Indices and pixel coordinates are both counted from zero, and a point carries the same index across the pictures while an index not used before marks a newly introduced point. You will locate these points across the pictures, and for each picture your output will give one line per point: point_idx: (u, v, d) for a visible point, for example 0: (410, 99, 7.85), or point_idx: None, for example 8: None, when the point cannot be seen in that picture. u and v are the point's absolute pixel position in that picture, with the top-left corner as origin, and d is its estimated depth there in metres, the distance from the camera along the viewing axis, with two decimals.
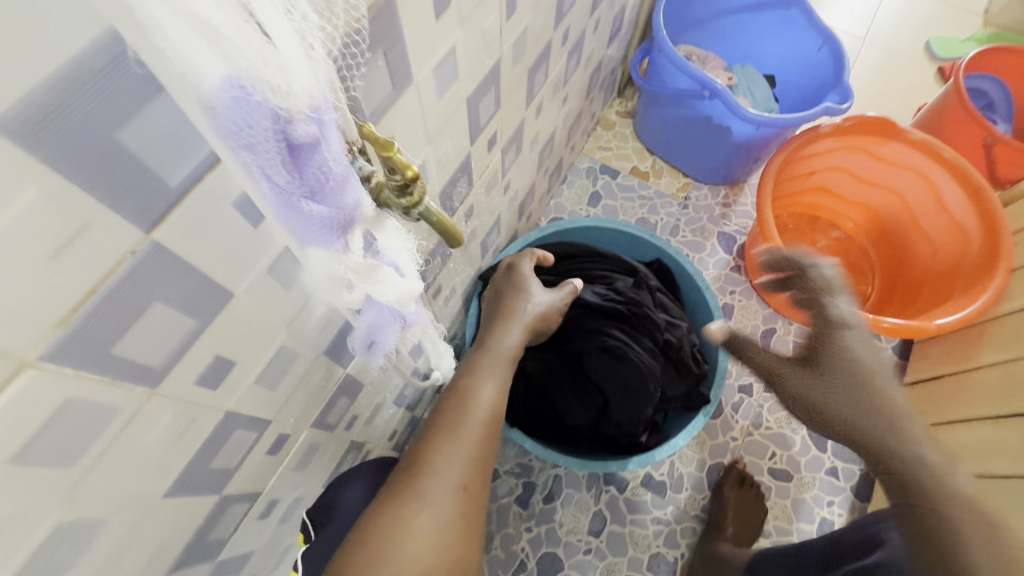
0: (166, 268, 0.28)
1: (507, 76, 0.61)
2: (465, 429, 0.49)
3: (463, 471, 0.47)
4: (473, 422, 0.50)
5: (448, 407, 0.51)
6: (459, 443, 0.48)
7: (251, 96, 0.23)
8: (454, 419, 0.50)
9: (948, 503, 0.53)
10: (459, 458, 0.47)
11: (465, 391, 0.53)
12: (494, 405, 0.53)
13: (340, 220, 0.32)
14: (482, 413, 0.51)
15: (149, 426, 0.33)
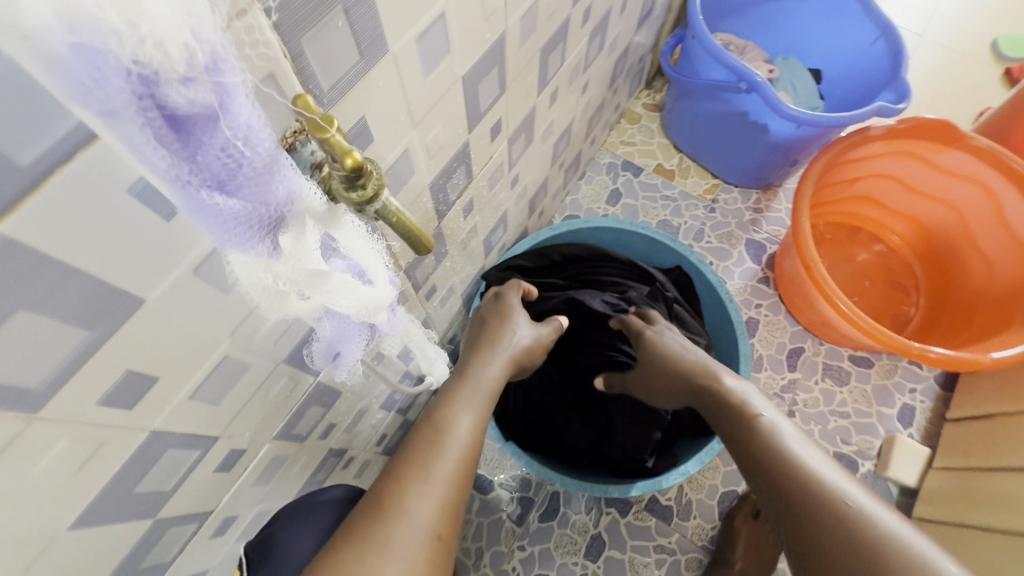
0: (30, 271, 0.22)
1: (513, 55, 0.54)
2: (438, 464, 0.44)
3: (433, 512, 0.41)
4: (447, 457, 0.45)
5: (419, 439, 0.46)
6: (430, 482, 0.43)
7: (95, 44, 0.16)
8: (424, 454, 0.45)
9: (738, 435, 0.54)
10: (429, 498, 0.42)
11: (440, 423, 0.48)
12: (472, 439, 0.48)
13: (263, 218, 0.25)
14: (458, 447, 0.46)
15: (36, 455, 0.27)
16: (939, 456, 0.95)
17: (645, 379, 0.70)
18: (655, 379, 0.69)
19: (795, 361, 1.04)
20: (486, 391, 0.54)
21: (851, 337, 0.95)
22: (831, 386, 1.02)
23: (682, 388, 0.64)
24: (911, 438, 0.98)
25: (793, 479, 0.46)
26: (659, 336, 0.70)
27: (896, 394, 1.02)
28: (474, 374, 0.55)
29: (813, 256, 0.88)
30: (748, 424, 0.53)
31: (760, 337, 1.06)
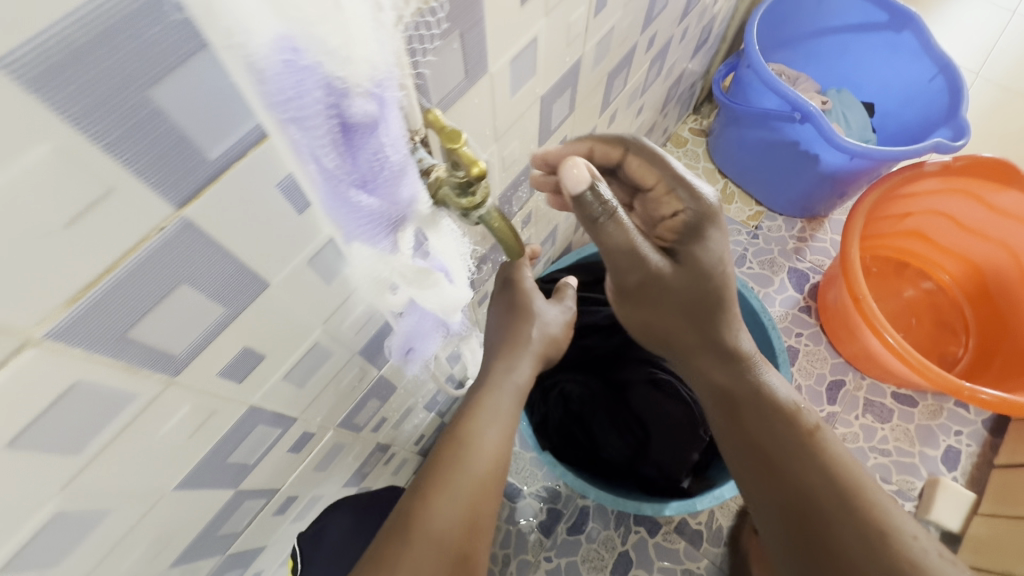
0: (198, 251, 0.25)
1: (585, 77, 0.56)
2: (456, 484, 0.47)
3: (452, 533, 0.45)
4: (465, 477, 0.48)
5: (443, 458, 0.48)
6: (449, 502, 0.46)
7: (306, 61, 0.19)
8: (447, 469, 0.48)
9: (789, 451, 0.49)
10: (447, 519, 0.45)
11: (465, 439, 0.49)
12: (493, 457, 0.50)
13: (390, 215, 0.29)
14: (479, 467, 0.48)
15: (166, 417, 0.30)
16: (986, 502, 0.92)
17: (683, 280, 0.46)
18: (701, 290, 0.47)
19: (835, 394, 1.03)
20: (516, 401, 0.55)
21: (897, 373, 0.94)
22: (871, 421, 1.00)
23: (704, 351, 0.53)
24: (956, 482, 0.95)
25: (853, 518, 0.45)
26: (719, 234, 0.47)
27: (940, 435, 0.99)
28: (499, 387, 0.54)
29: (862, 288, 0.87)
30: (805, 449, 0.49)
31: (800, 366, 1.05)
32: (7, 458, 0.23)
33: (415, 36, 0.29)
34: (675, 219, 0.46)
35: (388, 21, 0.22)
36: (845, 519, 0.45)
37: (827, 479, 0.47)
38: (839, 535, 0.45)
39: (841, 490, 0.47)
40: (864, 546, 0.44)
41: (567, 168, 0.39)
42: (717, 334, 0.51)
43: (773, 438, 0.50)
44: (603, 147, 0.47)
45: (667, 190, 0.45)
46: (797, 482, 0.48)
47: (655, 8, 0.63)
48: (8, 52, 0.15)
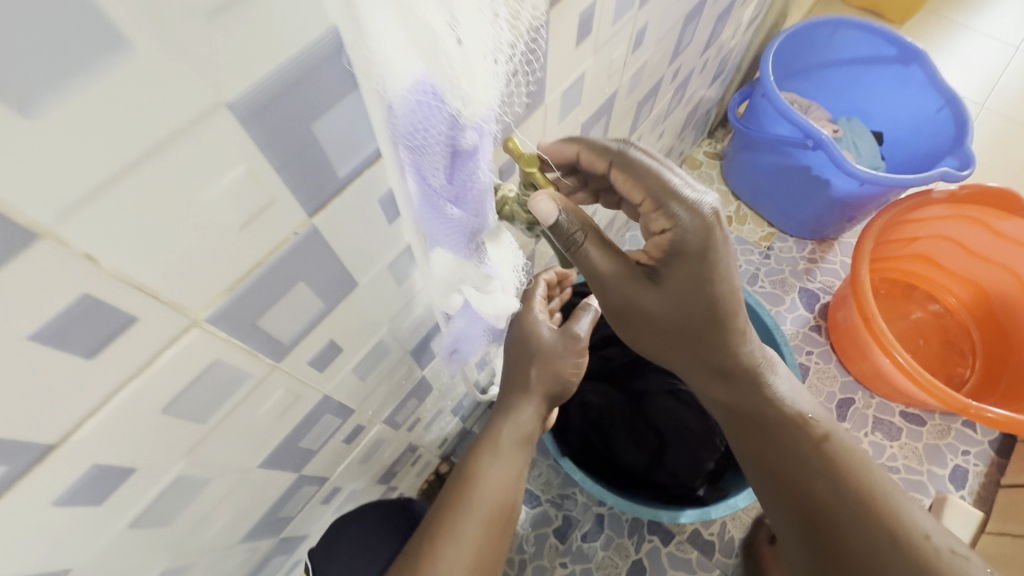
0: (315, 254, 0.30)
1: (619, 105, 0.62)
2: (466, 529, 0.47)
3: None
4: (474, 519, 0.48)
5: (452, 495, 0.50)
6: (458, 547, 0.46)
7: (433, 99, 0.24)
8: (454, 510, 0.48)
9: (801, 462, 0.50)
10: (458, 565, 0.45)
11: (471, 478, 0.51)
12: (502, 500, 0.51)
13: (470, 226, 0.33)
14: (487, 508, 0.49)
15: (264, 399, 0.34)
16: (994, 521, 0.94)
17: (670, 301, 0.42)
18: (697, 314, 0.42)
19: (845, 412, 1.05)
20: (524, 442, 0.56)
21: (905, 391, 0.97)
22: (880, 439, 1.03)
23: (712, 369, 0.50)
24: (963, 500, 0.97)
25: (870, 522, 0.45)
26: (714, 255, 0.38)
27: (948, 454, 1.02)
28: (504, 430, 0.56)
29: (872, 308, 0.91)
30: (813, 459, 0.49)
31: (811, 382, 1.08)
32: (159, 423, 0.27)
33: (518, 75, 0.33)
34: (661, 239, 0.39)
35: (501, 77, 0.26)
36: (852, 527, 0.46)
37: (834, 490, 0.47)
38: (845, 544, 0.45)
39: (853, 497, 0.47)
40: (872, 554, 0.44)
41: (534, 200, 0.34)
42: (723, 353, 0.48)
43: (785, 452, 0.51)
44: (589, 152, 0.38)
45: (655, 208, 0.37)
46: (804, 493, 0.49)
47: (682, 43, 0.68)
48: (237, 97, 0.20)
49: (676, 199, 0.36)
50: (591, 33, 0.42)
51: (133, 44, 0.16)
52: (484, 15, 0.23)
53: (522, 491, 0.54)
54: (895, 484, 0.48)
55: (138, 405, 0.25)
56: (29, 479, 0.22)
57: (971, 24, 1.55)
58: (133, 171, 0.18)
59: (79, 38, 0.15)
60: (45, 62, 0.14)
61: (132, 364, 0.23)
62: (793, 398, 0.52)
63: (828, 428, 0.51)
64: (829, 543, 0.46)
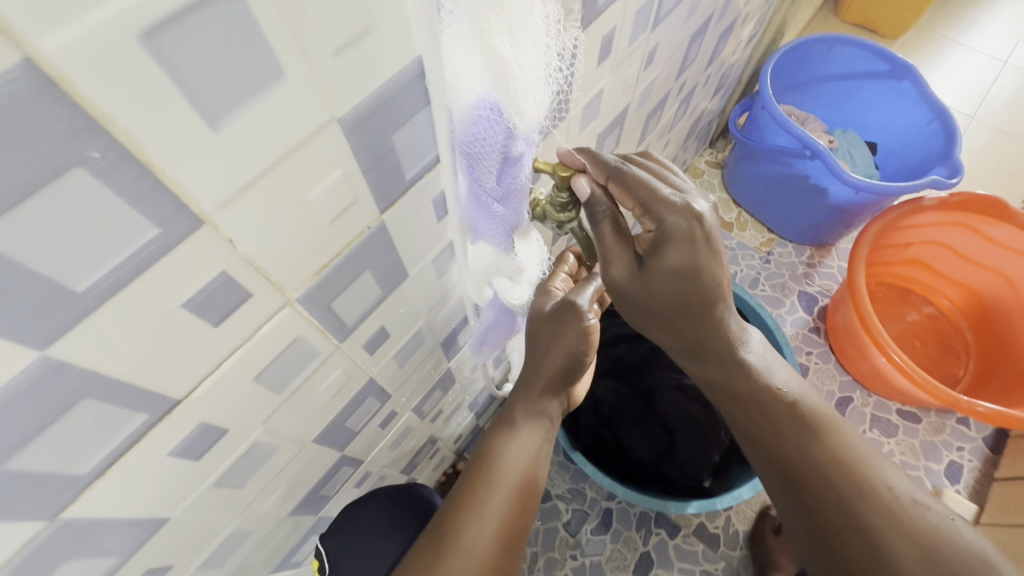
0: (381, 246, 0.34)
1: (631, 117, 0.67)
2: (489, 503, 0.51)
3: (486, 549, 0.48)
4: (496, 493, 0.52)
5: (476, 472, 0.54)
6: (482, 518, 0.50)
7: (492, 113, 0.29)
8: (477, 485, 0.52)
9: (781, 434, 0.50)
10: (482, 534, 0.49)
11: (493, 457, 0.55)
12: (523, 477, 0.54)
13: (510, 224, 0.38)
14: (508, 483, 0.53)
15: (325, 377, 0.39)
16: (987, 513, 0.97)
17: (657, 294, 0.44)
18: (681, 304, 0.45)
19: (843, 410, 1.10)
20: (543, 421, 0.59)
21: (901, 389, 1.01)
22: (879, 436, 1.07)
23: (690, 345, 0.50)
24: (958, 494, 1.01)
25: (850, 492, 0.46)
26: (697, 253, 0.41)
27: (943, 450, 1.06)
28: (525, 412, 0.58)
29: (868, 309, 0.96)
30: (789, 431, 0.50)
31: (810, 382, 1.13)
32: (251, 389, 0.32)
33: (556, 94, 0.38)
34: (648, 237, 0.42)
35: (547, 98, 0.31)
36: (824, 486, 0.47)
37: (807, 453, 0.49)
38: (819, 502, 0.48)
39: (831, 465, 0.48)
40: (844, 510, 0.46)
41: (574, 178, 0.38)
42: (701, 331, 0.48)
43: (765, 425, 0.51)
44: (592, 164, 0.39)
45: (642, 213, 0.40)
46: (778, 457, 0.50)
47: (687, 59, 0.73)
48: (345, 112, 0.24)
49: (661, 202, 0.39)
50: (611, 53, 0.47)
51: (286, 74, 0.20)
52: (539, 48, 0.28)
53: (542, 466, 0.57)
54: (863, 437, 0.49)
55: (239, 371, 0.29)
56: (159, 429, 0.27)
57: (960, 39, 1.61)
58: (270, 172, 0.23)
59: (254, 71, 0.19)
60: (232, 88, 0.19)
61: (241, 334, 0.28)
62: (765, 366, 0.52)
63: (799, 393, 0.51)
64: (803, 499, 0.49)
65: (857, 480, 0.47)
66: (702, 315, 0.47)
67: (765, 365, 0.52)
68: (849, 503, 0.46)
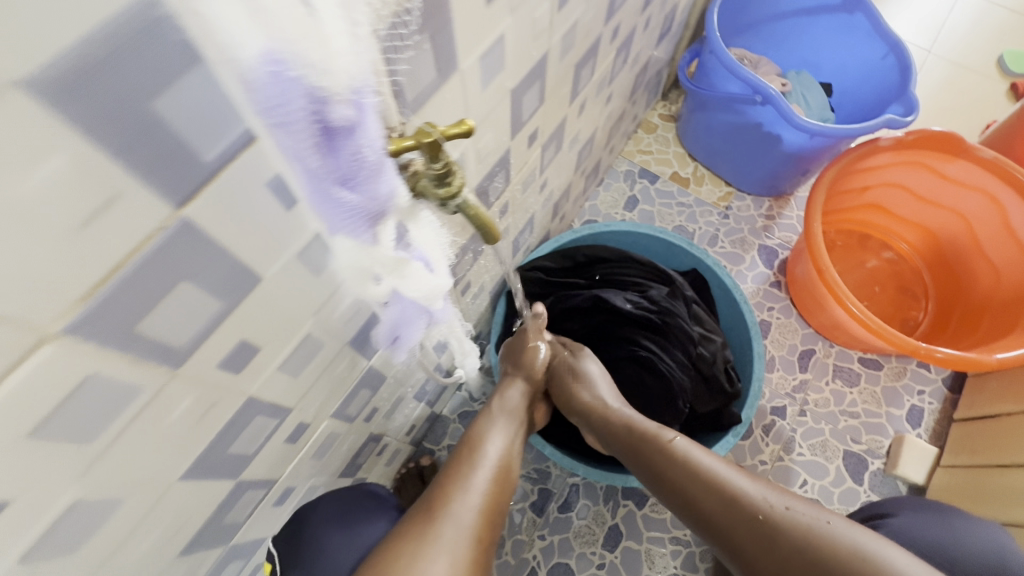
0: (195, 248, 0.27)
1: (553, 70, 0.59)
2: (473, 479, 0.57)
3: (472, 517, 0.53)
4: (482, 471, 0.58)
5: (461, 456, 0.60)
6: (468, 491, 0.55)
7: (288, 71, 0.23)
8: (460, 469, 0.58)
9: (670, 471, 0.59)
10: (468, 504, 0.54)
11: (474, 445, 0.62)
12: (501, 458, 0.61)
13: (371, 210, 0.31)
14: (490, 465, 0.59)
15: (170, 408, 0.32)
16: (947, 454, 0.97)
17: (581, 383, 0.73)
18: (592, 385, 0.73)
19: (806, 363, 1.08)
20: (514, 418, 0.68)
21: (861, 339, 0.99)
22: (841, 387, 1.06)
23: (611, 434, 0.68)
24: (920, 438, 1.01)
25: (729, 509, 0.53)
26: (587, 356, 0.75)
27: (905, 395, 1.05)
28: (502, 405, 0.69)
29: (825, 260, 0.92)
30: (674, 464, 0.59)
31: (772, 339, 1.10)
32: (29, 448, 0.25)
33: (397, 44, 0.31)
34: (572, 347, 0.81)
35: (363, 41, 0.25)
36: (711, 506, 0.55)
37: (690, 480, 0.57)
38: (712, 524, 0.55)
39: (710, 486, 0.56)
40: (729, 524, 0.53)
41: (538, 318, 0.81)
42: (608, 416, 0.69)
43: (658, 468, 0.61)
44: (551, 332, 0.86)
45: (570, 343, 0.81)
46: (671, 494, 0.59)
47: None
48: (30, 70, 0.17)
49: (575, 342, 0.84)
50: None
51: None
52: None
53: (516, 462, 0.63)
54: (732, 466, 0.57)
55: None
56: None
57: None
58: None
59: None
60: None
61: None
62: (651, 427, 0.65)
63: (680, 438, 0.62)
64: (701, 522, 0.56)
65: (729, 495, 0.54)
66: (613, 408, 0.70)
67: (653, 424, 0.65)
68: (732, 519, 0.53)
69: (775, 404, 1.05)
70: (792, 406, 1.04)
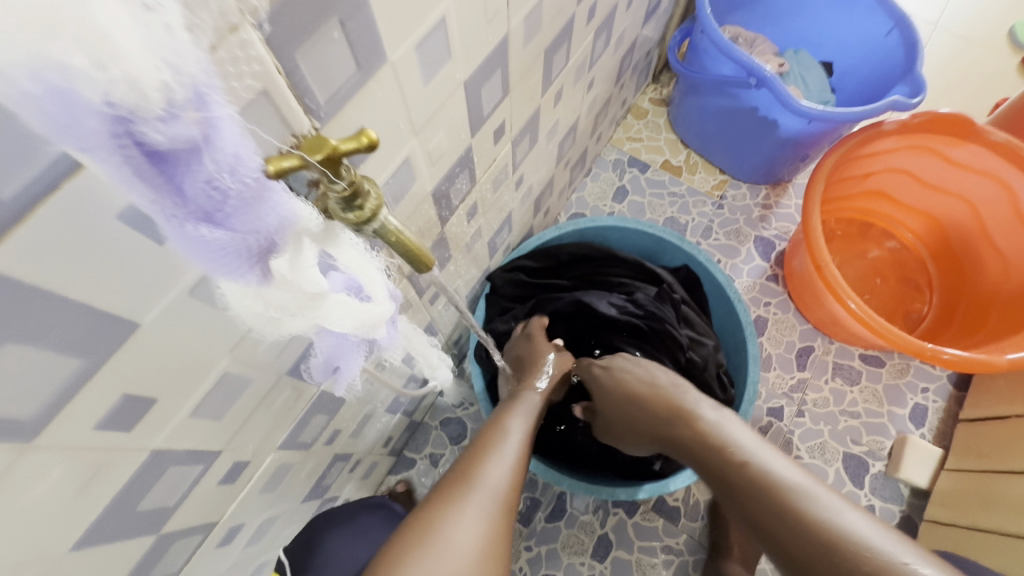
0: (18, 305, 0.21)
1: (517, 57, 0.52)
2: (506, 451, 0.56)
3: (505, 485, 0.52)
4: (512, 443, 0.57)
5: (486, 431, 0.59)
6: (502, 461, 0.54)
7: (71, 88, 0.16)
8: (490, 440, 0.57)
9: (730, 472, 0.51)
10: (503, 471, 0.53)
11: (499, 421, 0.61)
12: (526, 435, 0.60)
13: (254, 247, 0.25)
14: (518, 438, 0.59)
15: (34, 482, 0.27)
16: (952, 456, 0.93)
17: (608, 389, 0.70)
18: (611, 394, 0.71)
19: (804, 362, 1.02)
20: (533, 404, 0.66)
21: (861, 336, 0.93)
22: (841, 385, 1.01)
23: (659, 433, 0.62)
24: (923, 438, 0.96)
25: (809, 531, 0.43)
26: (630, 362, 0.71)
27: (908, 393, 1.00)
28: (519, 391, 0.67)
29: (824, 255, 0.86)
30: (739, 466, 0.51)
31: (769, 336, 1.05)
32: None
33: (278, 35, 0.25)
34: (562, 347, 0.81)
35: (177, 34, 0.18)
36: (776, 523, 0.45)
37: (756, 486, 0.48)
38: (777, 537, 0.45)
39: (782, 497, 0.46)
40: (805, 552, 0.43)
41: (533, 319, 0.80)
42: (656, 408, 0.63)
43: (715, 465, 0.53)
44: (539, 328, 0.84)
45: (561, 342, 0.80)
46: (730, 489, 0.51)
47: None
48: None
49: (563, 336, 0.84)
50: None
51: None
52: None
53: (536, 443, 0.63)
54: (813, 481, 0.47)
55: None
56: None
57: None
58: None
59: None
60: None
61: None
62: (716, 421, 0.57)
63: (747, 439, 0.53)
64: (766, 539, 0.46)
65: (807, 513, 0.44)
66: (662, 397, 0.63)
67: (713, 414, 0.58)
68: (808, 546, 0.43)
69: (772, 405, 1.00)
70: (789, 407, 0.99)
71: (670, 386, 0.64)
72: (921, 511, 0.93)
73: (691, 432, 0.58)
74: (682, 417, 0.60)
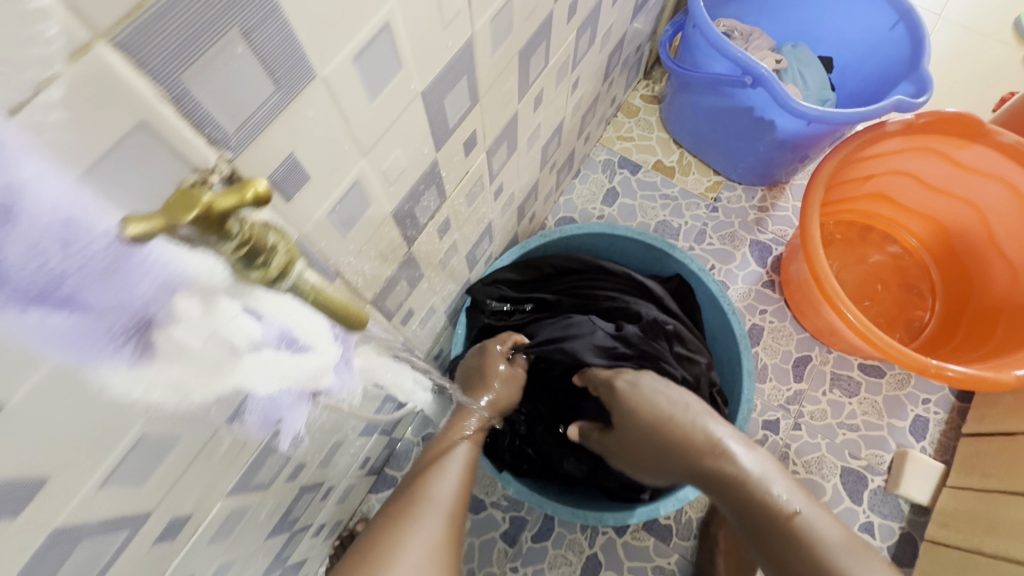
0: None
1: (485, 64, 0.47)
2: (451, 467, 0.61)
3: (451, 499, 0.58)
4: (456, 459, 0.63)
5: (429, 457, 0.64)
6: (447, 477, 0.60)
7: None
8: (435, 458, 0.63)
9: (770, 528, 0.54)
10: (447, 488, 0.59)
11: (436, 445, 0.65)
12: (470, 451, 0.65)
13: (111, 317, 0.22)
14: (461, 451, 0.64)
15: None
16: (955, 472, 0.89)
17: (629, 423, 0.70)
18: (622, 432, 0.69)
19: (801, 372, 0.98)
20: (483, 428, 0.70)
21: (859, 347, 0.88)
22: (839, 397, 0.97)
23: (682, 467, 0.63)
24: (924, 453, 0.92)
25: None
26: (659, 382, 0.69)
27: (909, 405, 0.96)
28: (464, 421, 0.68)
29: (822, 265, 0.81)
30: (786, 524, 0.53)
31: (765, 345, 1.01)
32: None
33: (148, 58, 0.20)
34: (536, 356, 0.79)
35: None
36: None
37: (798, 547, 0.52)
38: None
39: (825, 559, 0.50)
40: None
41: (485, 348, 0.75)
42: (684, 434, 0.63)
43: (755, 518, 0.56)
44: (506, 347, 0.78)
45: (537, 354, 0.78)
46: (767, 538, 0.55)
47: None
48: None
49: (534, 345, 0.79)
50: None
51: None
52: None
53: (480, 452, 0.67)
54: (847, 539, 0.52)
55: None
56: None
57: None
58: None
59: None
60: None
61: None
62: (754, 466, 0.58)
63: (788, 492, 0.56)
64: None
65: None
66: (688, 426, 0.63)
67: (744, 453, 0.60)
68: None
69: (767, 418, 0.96)
70: (786, 419, 0.95)
71: (697, 415, 0.64)
72: (922, 529, 0.90)
73: (727, 470, 0.59)
74: (716, 455, 0.60)
